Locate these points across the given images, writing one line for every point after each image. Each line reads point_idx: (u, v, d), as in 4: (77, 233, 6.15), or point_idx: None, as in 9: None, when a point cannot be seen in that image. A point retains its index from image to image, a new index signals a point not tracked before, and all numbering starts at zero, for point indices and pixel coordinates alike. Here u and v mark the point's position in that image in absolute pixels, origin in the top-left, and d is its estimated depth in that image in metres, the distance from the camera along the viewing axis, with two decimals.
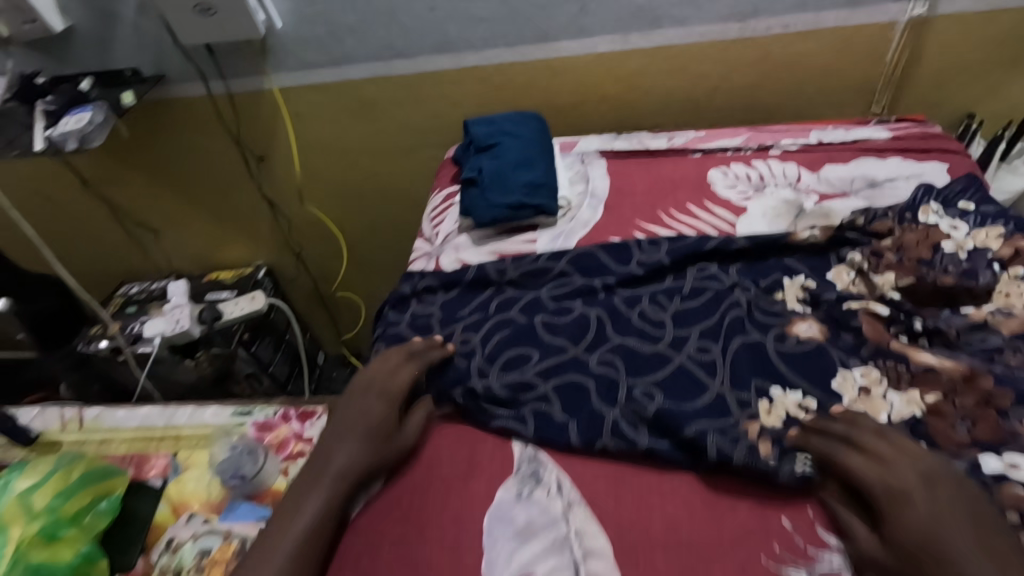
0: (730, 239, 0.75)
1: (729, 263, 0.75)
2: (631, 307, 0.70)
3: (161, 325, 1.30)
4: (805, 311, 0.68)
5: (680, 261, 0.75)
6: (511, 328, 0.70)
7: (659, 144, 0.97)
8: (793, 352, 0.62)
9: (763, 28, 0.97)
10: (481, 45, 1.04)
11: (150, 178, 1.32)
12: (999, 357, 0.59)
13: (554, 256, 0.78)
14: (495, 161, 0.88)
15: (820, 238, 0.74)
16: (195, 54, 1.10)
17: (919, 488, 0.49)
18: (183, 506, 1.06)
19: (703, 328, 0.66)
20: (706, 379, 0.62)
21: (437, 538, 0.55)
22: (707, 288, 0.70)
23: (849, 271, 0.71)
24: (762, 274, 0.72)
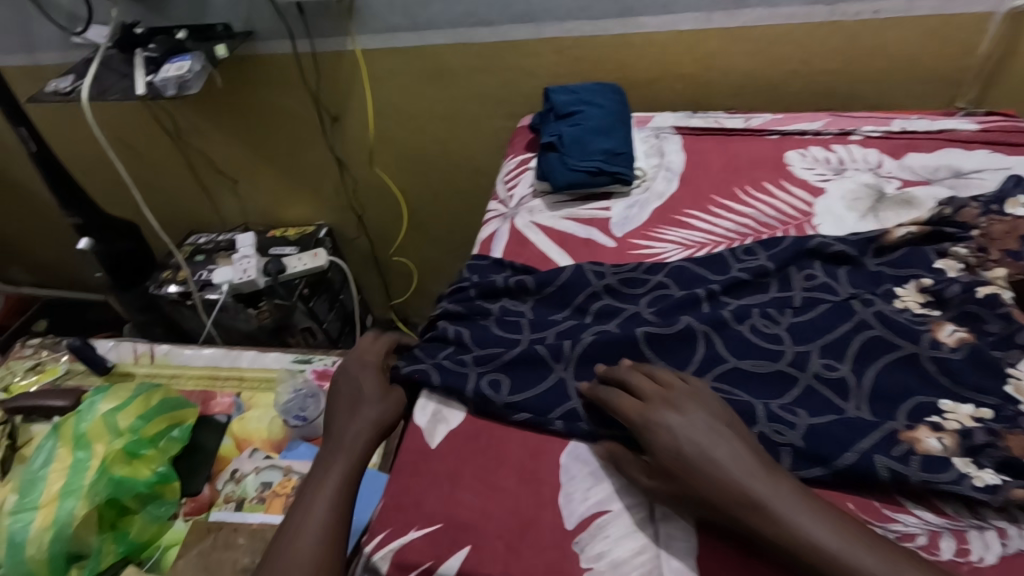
0: (828, 241, 0.71)
1: (834, 265, 0.70)
2: (740, 318, 0.65)
3: (229, 274, 1.36)
4: (932, 314, 0.63)
5: (782, 266, 0.71)
6: (610, 337, 0.65)
7: (736, 124, 0.97)
8: (954, 360, 0.58)
9: (853, 12, 0.96)
10: (563, 16, 1.06)
11: (228, 131, 1.38)
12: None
13: (652, 268, 0.74)
14: (575, 128, 0.90)
15: (916, 234, 0.70)
16: (286, 12, 1.14)
17: (706, 436, 0.51)
18: (246, 442, 1.11)
19: (826, 343, 0.62)
20: (840, 402, 0.58)
21: (515, 473, 0.58)
22: (821, 300, 0.66)
23: (956, 263, 0.67)
24: (869, 283, 0.68)
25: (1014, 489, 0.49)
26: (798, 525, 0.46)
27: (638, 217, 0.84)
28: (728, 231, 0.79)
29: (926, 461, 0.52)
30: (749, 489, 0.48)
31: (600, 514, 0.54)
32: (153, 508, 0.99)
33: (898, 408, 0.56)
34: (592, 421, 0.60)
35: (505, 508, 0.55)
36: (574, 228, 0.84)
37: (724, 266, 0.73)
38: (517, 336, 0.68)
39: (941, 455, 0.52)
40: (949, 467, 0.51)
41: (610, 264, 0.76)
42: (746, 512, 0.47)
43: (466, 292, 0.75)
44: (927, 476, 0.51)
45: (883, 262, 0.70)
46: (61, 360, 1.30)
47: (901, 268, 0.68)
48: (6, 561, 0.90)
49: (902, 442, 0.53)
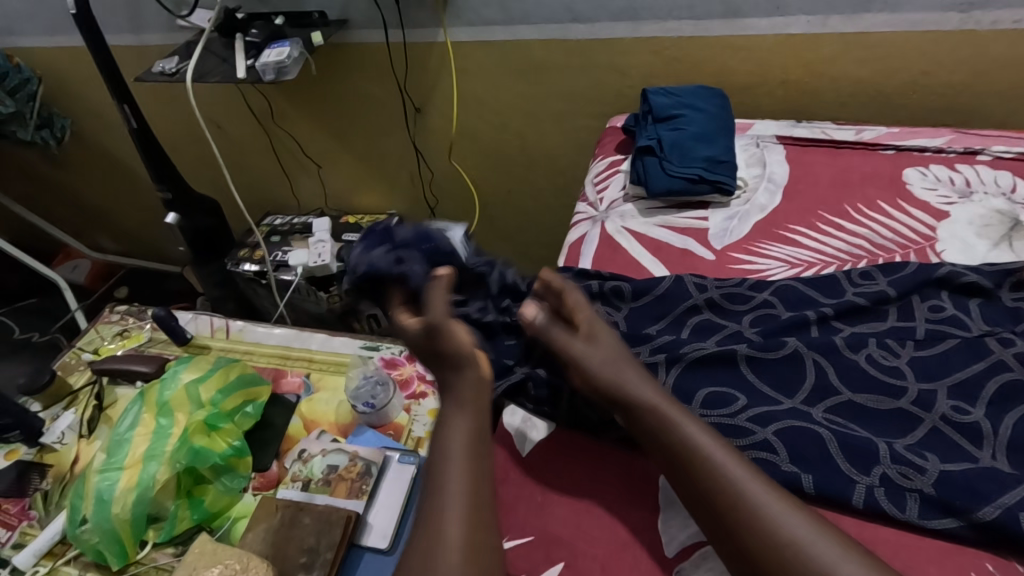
0: (961, 270, 0.65)
1: (964, 297, 0.64)
2: (852, 345, 0.60)
3: (304, 257, 1.43)
4: None
5: (905, 293, 0.65)
6: (710, 357, 0.61)
7: (846, 136, 0.91)
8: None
9: (988, 21, 0.89)
10: (665, 15, 1.02)
11: (313, 116, 1.41)
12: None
13: (756, 284, 0.69)
14: (675, 132, 0.86)
15: None
16: (382, 3, 1.15)
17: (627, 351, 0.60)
18: (314, 423, 1.13)
19: (955, 383, 0.56)
20: (972, 448, 0.52)
21: (606, 497, 0.56)
22: (947, 335, 0.60)
23: None
24: (1005, 319, 0.61)
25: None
26: (686, 424, 0.52)
27: (739, 230, 0.79)
28: (839, 252, 0.74)
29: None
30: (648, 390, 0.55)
31: (701, 544, 0.51)
32: (226, 480, 1.01)
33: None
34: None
35: (599, 526, 0.54)
36: (669, 236, 0.81)
37: (836, 290, 0.67)
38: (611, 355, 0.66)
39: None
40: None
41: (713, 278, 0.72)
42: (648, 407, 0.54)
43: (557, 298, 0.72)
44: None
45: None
46: (144, 328, 1.36)
47: None
48: (93, 518, 0.94)
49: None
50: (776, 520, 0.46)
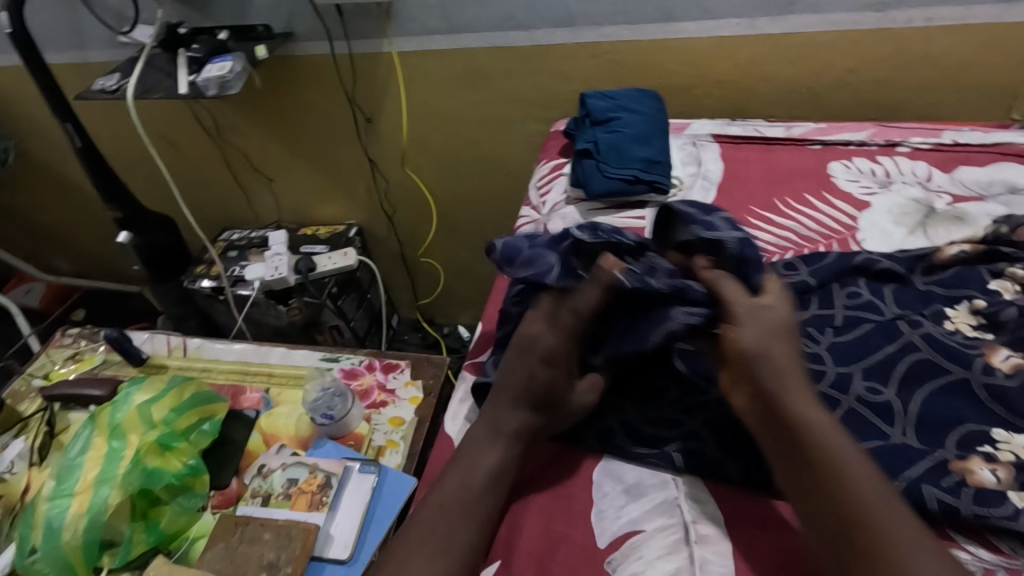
0: (876, 257, 0.68)
1: (880, 282, 0.67)
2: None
3: (261, 271, 1.40)
4: (985, 337, 0.60)
5: (825, 282, 0.68)
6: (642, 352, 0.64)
7: (776, 133, 0.95)
8: (1009, 388, 0.54)
9: (903, 19, 0.93)
10: (602, 21, 1.05)
11: (265, 129, 1.40)
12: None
13: None
14: (612, 134, 0.89)
15: (970, 253, 0.67)
16: (326, 15, 1.16)
17: (782, 342, 0.54)
18: (273, 437, 1.12)
19: (869, 365, 0.59)
20: (884, 426, 0.55)
21: (545, 496, 0.57)
22: (864, 319, 0.63)
23: (1013, 284, 0.63)
24: (917, 301, 0.64)
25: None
26: (817, 420, 0.49)
27: None
28: (768, 244, 0.77)
29: (978, 493, 0.49)
30: (789, 379, 0.52)
31: (633, 533, 0.53)
32: (183, 500, 1.00)
33: (948, 435, 0.53)
34: (624, 439, 0.59)
35: (537, 522, 0.55)
36: None
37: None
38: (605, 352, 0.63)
39: (995, 488, 0.49)
40: (1005, 501, 0.48)
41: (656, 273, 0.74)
42: (781, 393, 0.51)
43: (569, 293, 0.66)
44: (978, 510, 0.48)
45: (933, 280, 0.66)
46: (98, 350, 1.34)
47: (954, 287, 0.65)
48: (43, 546, 0.92)
49: (953, 472, 0.51)
50: (892, 541, 0.43)
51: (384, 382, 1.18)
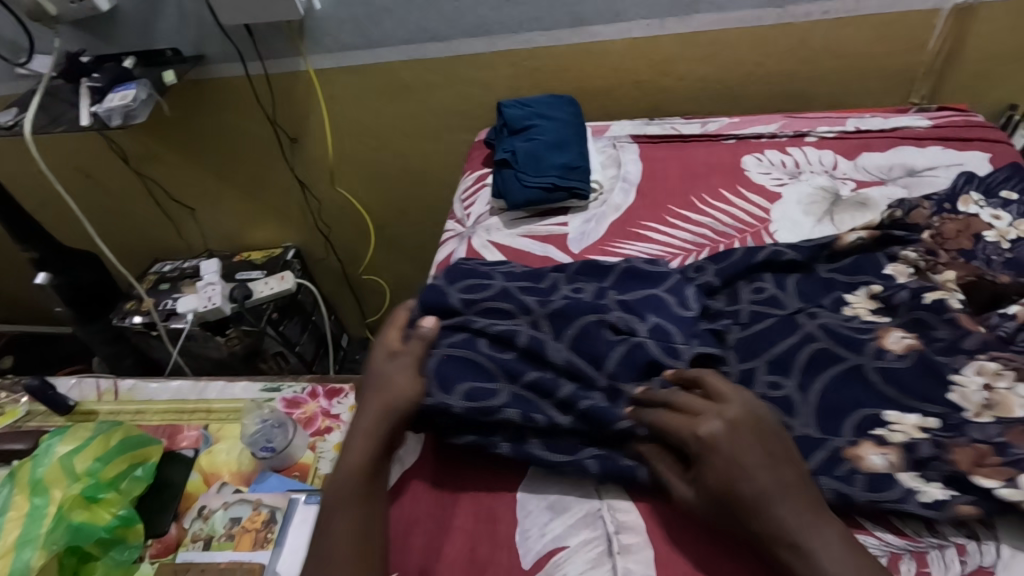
0: (779, 249, 0.70)
1: (784, 275, 0.69)
2: (669, 352, 0.59)
3: (193, 303, 1.33)
4: (882, 319, 0.62)
5: (729, 280, 0.69)
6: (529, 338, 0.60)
7: (692, 130, 0.96)
8: (899, 369, 0.56)
9: (802, 14, 0.96)
10: (516, 28, 1.04)
11: (186, 156, 1.35)
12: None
13: (601, 271, 0.71)
14: (529, 143, 0.89)
15: (865, 239, 0.69)
16: (235, 35, 1.12)
17: (752, 460, 0.48)
18: (214, 476, 1.04)
19: (771, 358, 0.60)
20: (787, 417, 0.56)
21: (468, 523, 0.56)
22: (769, 313, 0.64)
23: (907, 268, 0.66)
24: (818, 292, 0.66)
25: (959, 505, 0.48)
26: (818, 555, 0.44)
27: (596, 231, 0.82)
28: (685, 242, 0.78)
29: (870, 479, 0.50)
30: (781, 515, 0.45)
31: (556, 551, 0.53)
32: (116, 554, 0.90)
33: (845, 421, 0.54)
34: (537, 445, 0.57)
35: (460, 547, 0.54)
36: (530, 245, 0.83)
37: (658, 277, 0.68)
38: (516, 360, 0.59)
39: (885, 472, 0.51)
40: (894, 484, 0.50)
41: (575, 270, 0.72)
42: (780, 541, 0.45)
43: (500, 296, 0.65)
44: (871, 495, 0.49)
45: (834, 268, 0.69)
46: (21, 401, 1.25)
47: (853, 273, 0.67)
48: None
49: (845, 460, 0.52)
50: None
51: (329, 409, 1.12)
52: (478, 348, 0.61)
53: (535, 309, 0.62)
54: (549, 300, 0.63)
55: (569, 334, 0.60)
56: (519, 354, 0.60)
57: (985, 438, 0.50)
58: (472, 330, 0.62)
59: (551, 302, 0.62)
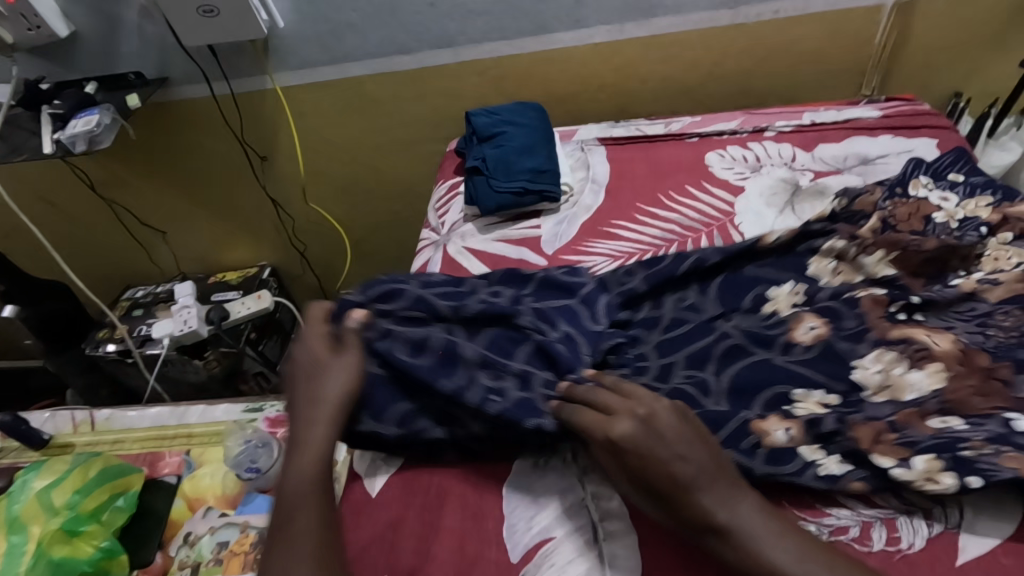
0: (704, 255, 0.71)
1: (709, 281, 0.70)
2: (576, 353, 0.61)
3: (169, 327, 1.29)
4: (799, 309, 0.66)
5: (657, 288, 0.70)
6: (440, 340, 0.62)
7: (657, 130, 0.99)
8: (807, 358, 0.60)
9: (754, 14, 1.00)
10: (481, 38, 1.06)
11: (154, 180, 1.33)
12: (991, 321, 0.60)
13: (521, 277, 0.71)
14: (499, 149, 0.91)
15: (785, 238, 0.72)
16: (199, 56, 1.12)
17: (673, 451, 0.47)
18: (199, 501, 1.01)
19: (689, 353, 0.63)
20: (700, 397, 0.58)
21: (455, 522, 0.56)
22: (686, 320, 0.67)
23: (829, 258, 0.70)
24: (738, 293, 0.69)
25: (853, 481, 0.51)
26: (754, 539, 0.45)
27: (568, 232, 0.84)
28: (655, 239, 0.81)
29: (771, 454, 0.53)
30: (710, 503, 0.46)
31: (544, 542, 0.54)
32: None
33: (756, 400, 0.58)
34: (461, 454, 0.60)
35: (449, 547, 0.55)
36: (505, 249, 0.84)
37: (574, 287, 0.69)
38: (428, 358, 0.61)
39: (786, 446, 0.53)
40: (794, 458, 0.53)
41: (501, 277, 0.73)
42: (713, 529, 0.46)
43: (418, 298, 0.66)
44: (769, 468, 0.52)
45: (761, 268, 0.71)
46: None
47: (778, 271, 0.70)
48: None
49: (751, 433, 0.54)
50: None
51: None
52: (397, 354, 0.61)
53: (451, 317, 0.65)
54: (462, 306, 0.65)
55: (483, 339, 0.63)
56: (435, 356, 0.61)
57: (879, 416, 0.54)
58: (388, 328, 0.64)
59: (464, 309, 0.65)
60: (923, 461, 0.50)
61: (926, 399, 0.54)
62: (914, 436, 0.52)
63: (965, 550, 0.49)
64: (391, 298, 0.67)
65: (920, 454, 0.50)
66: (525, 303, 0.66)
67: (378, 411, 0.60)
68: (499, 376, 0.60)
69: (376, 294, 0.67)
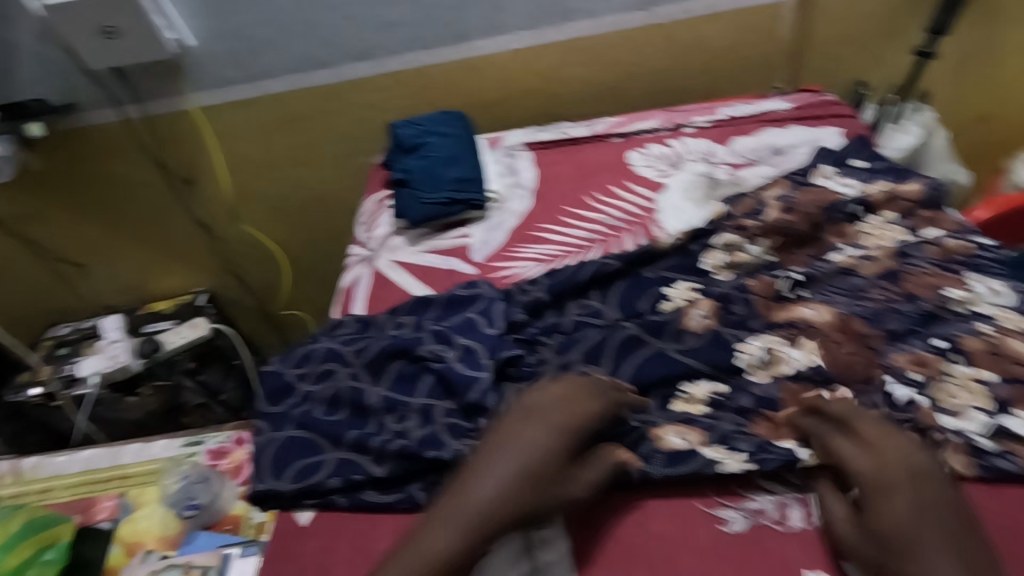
0: (603, 261, 0.72)
1: (610, 288, 0.71)
2: (472, 367, 0.62)
3: (97, 363, 1.27)
4: (695, 296, 0.67)
5: (559, 296, 0.71)
6: (344, 391, 0.63)
7: (582, 132, 1.00)
8: (696, 347, 0.62)
9: (665, 15, 1.03)
10: (401, 49, 1.06)
11: (70, 211, 1.27)
12: (866, 295, 0.64)
13: (424, 304, 0.72)
14: (423, 160, 0.90)
15: (681, 239, 0.73)
16: (106, 80, 1.07)
17: (931, 511, 0.46)
18: (137, 545, 0.94)
19: (586, 350, 0.63)
20: None
21: (387, 547, 0.55)
22: (588, 325, 0.67)
23: (723, 253, 0.71)
24: (637, 297, 0.69)
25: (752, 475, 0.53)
26: None
27: (497, 239, 0.84)
28: (581, 240, 0.82)
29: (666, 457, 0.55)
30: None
31: None
32: None
33: (651, 399, 0.60)
34: (372, 491, 0.59)
35: None
36: (435, 260, 0.83)
37: (471, 300, 0.70)
38: (339, 414, 0.63)
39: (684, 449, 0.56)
40: (694, 458, 0.55)
41: (407, 307, 0.73)
42: None
43: (328, 353, 0.68)
44: (667, 469, 0.54)
45: (659, 269, 0.72)
46: None
47: (678, 271, 0.71)
48: None
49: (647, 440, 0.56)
50: None
51: None
52: (313, 416, 0.63)
53: (354, 361, 0.66)
54: (365, 348, 0.66)
55: (388, 376, 0.64)
56: (347, 412, 0.63)
57: (763, 396, 0.58)
58: (302, 390, 0.66)
59: (366, 351, 0.66)
60: (810, 447, 0.53)
61: (804, 371, 0.59)
62: (795, 419, 0.56)
63: None
64: (306, 359, 0.69)
65: (807, 436, 0.54)
66: (426, 330, 0.67)
67: (288, 472, 0.60)
68: (404, 416, 0.61)
69: (295, 360, 0.70)
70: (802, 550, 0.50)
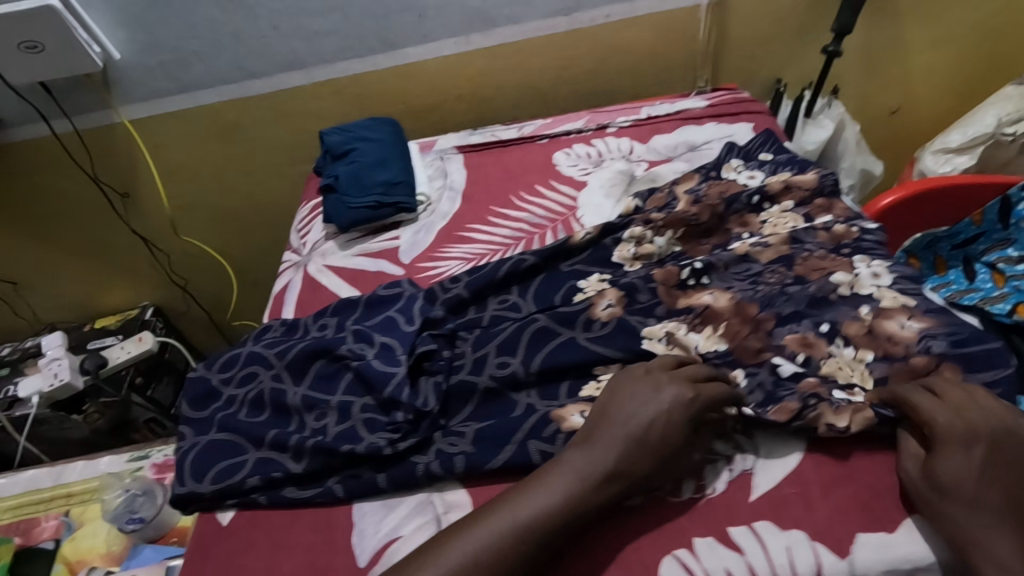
0: (520, 257, 0.74)
1: (529, 282, 0.74)
2: (389, 363, 0.64)
3: (37, 383, 1.22)
4: (604, 287, 0.71)
5: (478, 291, 0.73)
6: (267, 393, 0.65)
7: (511, 134, 1.04)
8: (604, 334, 0.65)
9: (587, 19, 1.07)
10: (332, 57, 1.07)
11: (4, 229, 1.25)
12: (761, 278, 0.69)
13: (348, 305, 0.74)
14: (352, 166, 0.92)
15: (594, 234, 0.77)
16: (32, 95, 1.06)
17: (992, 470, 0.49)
18: (81, 563, 0.94)
19: (499, 343, 0.66)
20: (513, 395, 0.63)
21: (306, 541, 0.57)
22: (504, 318, 0.70)
23: (632, 245, 0.75)
24: (551, 291, 0.72)
25: None
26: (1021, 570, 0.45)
27: (425, 240, 0.87)
28: (505, 238, 0.85)
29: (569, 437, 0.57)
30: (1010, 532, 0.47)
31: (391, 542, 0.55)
32: None
33: (561, 385, 0.63)
34: (292, 487, 0.60)
35: (299, 563, 0.56)
36: (364, 263, 0.85)
37: (391, 300, 0.72)
38: (262, 416, 0.65)
39: None
40: None
41: (332, 309, 0.75)
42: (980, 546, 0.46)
43: (252, 356, 0.70)
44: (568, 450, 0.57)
45: (572, 264, 0.75)
46: None
47: (592, 264, 0.75)
48: None
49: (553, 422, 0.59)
50: None
51: None
52: (236, 418, 0.65)
53: (275, 362, 0.68)
54: (286, 350, 0.68)
55: (309, 376, 0.66)
56: (270, 413, 0.65)
57: None
58: (227, 394, 0.68)
59: (287, 352, 0.68)
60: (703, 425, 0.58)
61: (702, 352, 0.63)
62: None
63: (758, 486, 0.55)
64: (231, 363, 0.70)
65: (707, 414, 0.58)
66: (348, 330, 0.69)
67: (209, 472, 0.61)
68: (323, 414, 0.63)
69: (220, 365, 0.71)
70: (692, 518, 0.54)
